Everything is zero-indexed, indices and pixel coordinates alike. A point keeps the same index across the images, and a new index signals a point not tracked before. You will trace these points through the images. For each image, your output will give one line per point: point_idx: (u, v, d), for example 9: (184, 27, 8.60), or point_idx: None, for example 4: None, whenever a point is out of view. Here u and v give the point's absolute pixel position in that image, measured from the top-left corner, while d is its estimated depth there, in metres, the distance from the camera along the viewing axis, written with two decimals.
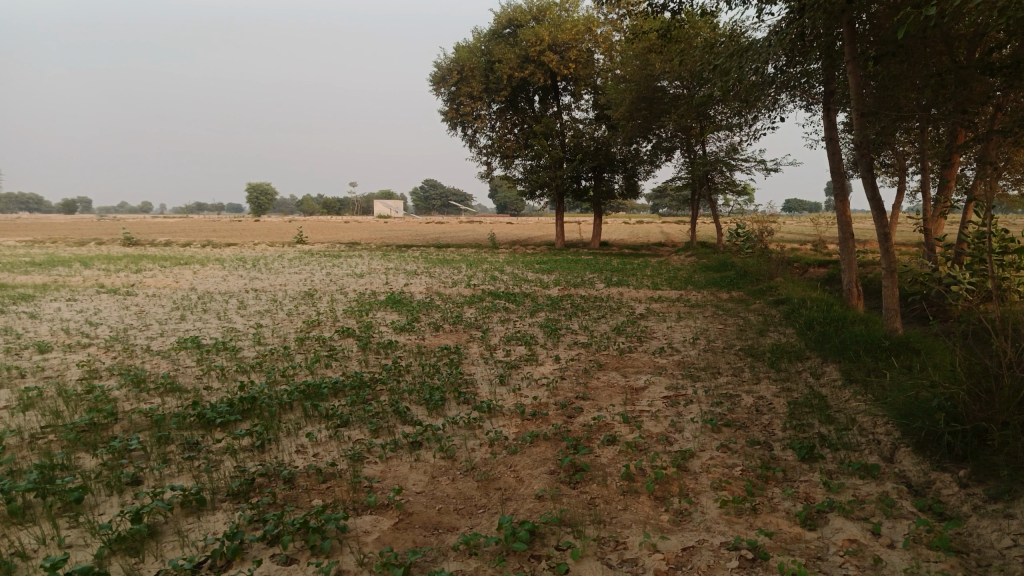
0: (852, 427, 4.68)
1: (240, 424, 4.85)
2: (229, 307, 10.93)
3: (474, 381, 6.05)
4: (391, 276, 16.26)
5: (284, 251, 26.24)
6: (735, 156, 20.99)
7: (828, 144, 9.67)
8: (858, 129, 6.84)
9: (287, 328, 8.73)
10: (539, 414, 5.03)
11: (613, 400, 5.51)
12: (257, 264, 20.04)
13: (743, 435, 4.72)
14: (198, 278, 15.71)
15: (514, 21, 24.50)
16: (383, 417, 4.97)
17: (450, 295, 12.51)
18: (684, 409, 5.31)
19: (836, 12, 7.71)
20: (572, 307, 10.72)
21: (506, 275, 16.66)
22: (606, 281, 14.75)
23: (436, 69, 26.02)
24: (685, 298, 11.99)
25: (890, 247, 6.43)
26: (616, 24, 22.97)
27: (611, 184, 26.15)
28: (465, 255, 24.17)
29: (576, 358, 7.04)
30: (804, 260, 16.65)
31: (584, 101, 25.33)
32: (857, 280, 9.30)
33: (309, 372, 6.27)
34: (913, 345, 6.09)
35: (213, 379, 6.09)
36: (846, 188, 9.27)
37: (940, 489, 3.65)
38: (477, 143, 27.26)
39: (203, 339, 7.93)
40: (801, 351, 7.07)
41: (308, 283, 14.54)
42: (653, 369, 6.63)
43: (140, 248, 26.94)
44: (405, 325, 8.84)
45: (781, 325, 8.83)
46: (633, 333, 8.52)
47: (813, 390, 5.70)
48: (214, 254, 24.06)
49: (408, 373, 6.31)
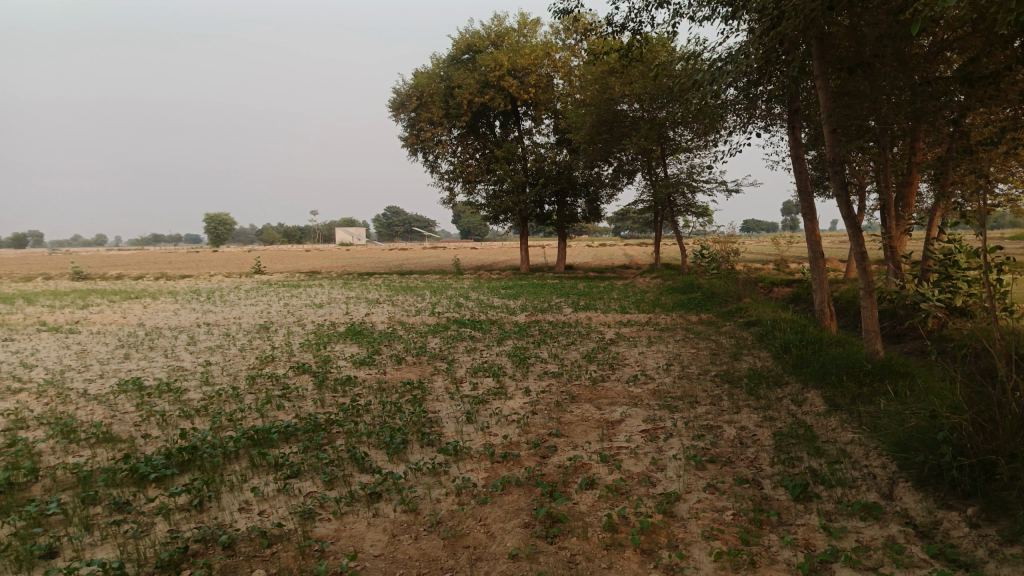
0: (845, 460, 4.37)
1: (177, 478, 4.35)
2: (178, 343, 10.31)
3: (439, 419, 5.63)
4: (352, 306, 15.74)
5: (241, 282, 25.44)
6: (696, 178, 21.04)
7: (795, 163, 9.54)
8: (830, 146, 6.64)
9: (238, 366, 8.18)
10: (510, 456, 4.64)
11: (589, 437, 5.14)
12: (211, 296, 19.29)
13: (731, 473, 4.38)
14: (148, 312, 14.98)
15: (473, 46, 24.38)
16: (339, 466, 4.52)
17: (413, 324, 12.07)
18: (665, 444, 4.96)
19: (801, 31, 7.58)
20: (541, 335, 10.37)
21: (471, 301, 16.28)
22: (573, 306, 14.44)
23: (395, 95, 25.65)
24: (654, 322, 11.73)
25: (868, 266, 6.23)
26: (574, 48, 23.02)
27: (574, 208, 26.03)
28: (429, 282, 23.71)
29: (547, 390, 6.66)
30: (770, 280, 16.60)
31: (545, 126, 25.22)
32: (829, 300, 9.13)
33: (260, 415, 5.77)
34: (896, 368, 5.85)
35: (152, 426, 5.54)
36: (815, 207, 9.11)
37: (948, 529, 3.34)
38: (439, 169, 26.94)
39: (145, 381, 7.35)
40: (779, 376, 6.80)
41: (265, 316, 13.96)
42: (628, 400, 6.29)
43: (89, 282, 25.90)
44: (366, 359, 8.38)
45: (754, 348, 8.59)
46: (605, 360, 8.18)
47: (797, 418, 5.41)
48: (166, 287, 23.14)
49: (367, 413, 5.86)
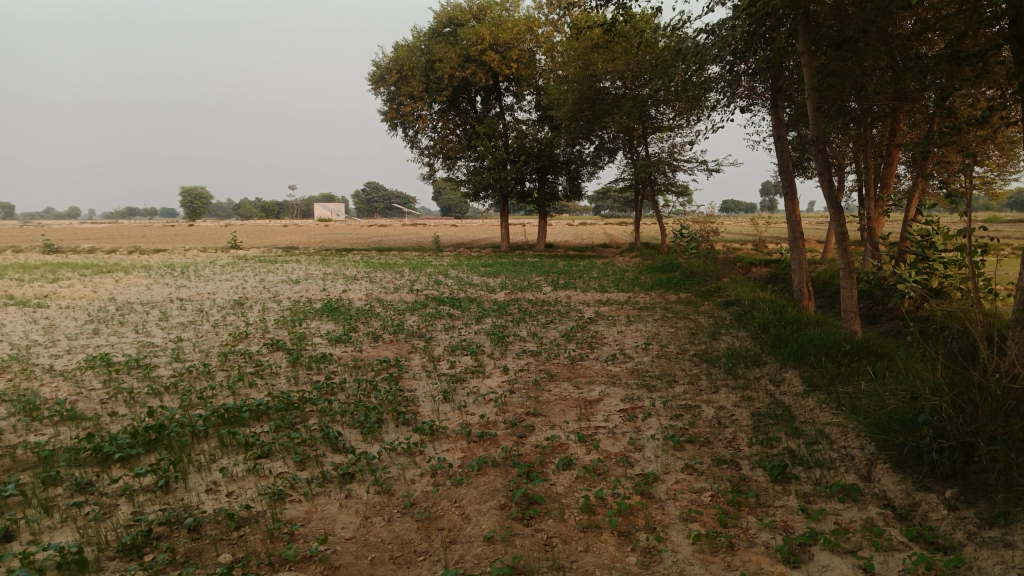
0: (823, 441, 4.35)
1: (143, 458, 4.22)
2: (150, 318, 10.10)
3: (415, 397, 5.53)
4: (329, 282, 15.52)
5: (217, 257, 25.04)
6: (677, 157, 20.97)
7: (777, 142, 9.48)
8: (814, 125, 6.56)
9: (210, 342, 8.01)
10: (487, 436, 4.56)
11: (566, 416, 5.07)
12: (185, 271, 18.94)
13: (710, 453, 4.34)
14: (119, 287, 14.67)
15: (455, 19, 23.97)
16: (312, 446, 4.42)
17: (391, 301, 11.92)
18: (643, 424, 4.91)
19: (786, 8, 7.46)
20: (519, 313, 10.28)
21: (450, 279, 16.14)
22: (553, 284, 14.37)
23: (375, 68, 25.18)
24: (633, 301, 11.69)
25: (849, 246, 6.20)
26: (557, 24, 22.73)
27: (555, 185, 25.88)
28: (408, 259, 23.49)
29: (525, 369, 6.58)
30: (749, 259, 16.63)
31: (526, 102, 24.95)
32: (808, 280, 9.12)
33: (231, 393, 5.63)
34: (874, 349, 5.84)
35: (118, 404, 5.39)
36: (796, 187, 9.07)
37: (927, 512, 3.31)
38: (419, 144, 26.60)
39: (113, 357, 7.17)
40: (758, 356, 6.78)
41: (239, 291, 13.73)
42: (607, 379, 6.23)
43: (59, 255, 25.36)
44: (341, 336, 8.24)
45: (733, 327, 8.57)
46: (584, 339, 8.12)
47: (775, 398, 5.38)
48: (139, 261, 22.73)
49: (341, 391, 5.75)
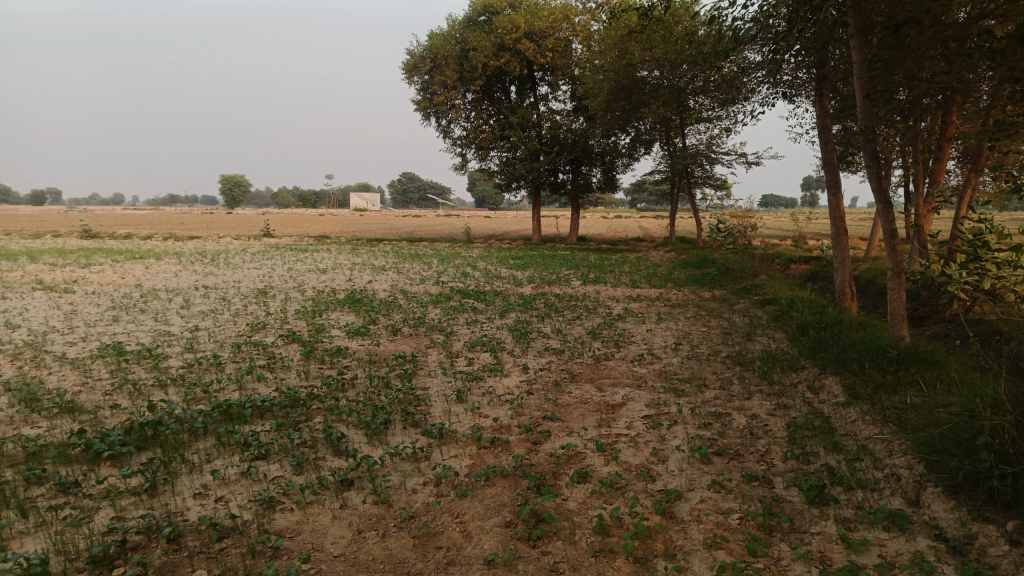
0: (866, 457, 3.96)
1: (135, 457, 4.01)
2: (171, 306, 10.01)
3: (427, 396, 5.25)
4: (357, 272, 15.35)
5: (250, 245, 25.12)
6: (715, 149, 20.37)
7: (820, 133, 8.99)
8: (862, 112, 6.08)
9: (227, 332, 7.85)
10: (498, 441, 4.26)
11: (586, 422, 4.75)
12: (216, 259, 18.97)
13: (740, 468, 3.98)
14: (147, 273, 14.71)
15: (490, 7, 23.62)
16: (312, 448, 4.16)
17: (416, 293, 11.67)
18: (668, 433, 4.56)
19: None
20: (545, 308, 9.95)
21: (479, 270, 15.87)
22: (583, 278, 13.99)
23: (409, 57, 24.95)
24: (664, 297, 11.28)
25: (897, 244, 5.74)
26: (594, 12, 22.26)
27: (589, 177, 25.42)
28: (438, 250, 23.26)
29: (546, 368, 6.26)
30: (787, 256, 16.04)
31: (561, 92, 24.52)
32: (851, 279, 8.62)
33: (238, 388, 5.42)
34: (923, 358, 5.38)
35: (121, 397, 5.22)
36: (840, 181, 8.57)
37: (986, 546, 2.92)
38: (452, 134, 26.34)
39: (127, 346, 7.03)
40: (795, 360, 6.36)
41: (265, 280, 13.63)
42: (632, 381, 5.89)
43: (97, 241, 25.73)
44: (360, 329, 8.00)
45: (769, 327, 8.14)
46: (610, 337, 7.77)
47: (813, 408, 4.98)
48: (173, 248, 22.92)
49: (351, 388, 5.49)
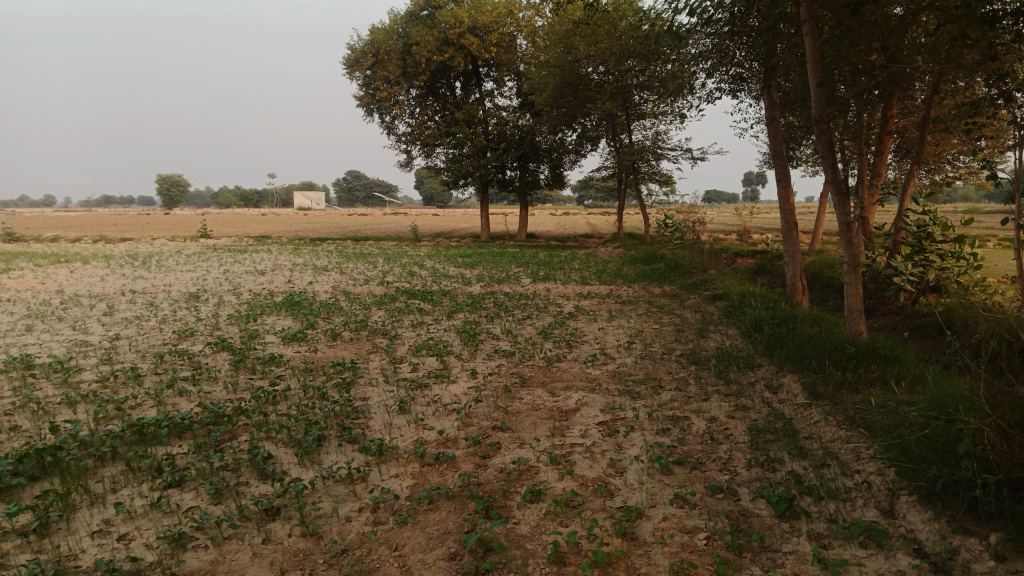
0: (833, 463, 3.75)
1: (26, 490, 3.51)
2: (93, 313, 9.31)
3: (366, 408, 4.86)
4: (297, 273, 14.72)
5: (187, 246, 24.08)
6: (661, 145, 20.39)
7: (769, 126, 8.89)
8: (816, 103, 5.88)
9: (151, 341, 7.27)
10: (443, 457, 3.91)
11: (538, 431, 4.43)
12: (148, 261, 18.01)
13: (703, 478, 3.71)
14: (71, 278, 13.81)
15: (432, 1, 23.16)
16: (234, 472, 3.73)
17: (359, 294, 11.18)
18: (625, 441, 4.27)
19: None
20: (495, 308, 9.60)
21: (426, 269, 15.43)
22: (532, 276, 13.70)
23: (350, 51, 24.26)
24: (615, 294, 11.06)
25: (853, 237, 5.59)
26: (539, 7, 22.03)
27: (537, 174, 25.16)
28: (384, 249, 22.66)
29: (495, 373, 5.91)
30: (735, 250, 16.06)
31: (507, 88, 24.21)
32: (802, 273, 8.53)
33: (156, 404, 4.92)
34: (883, 354, 5.22)
35: (22, 418, 4.67)
36: (790, 174, 8.47)
37: (970, 562, 2.69)
38: (396, 130, 25.74)
39: (37, 358, 6.42)
40: (751, 358, 6.17)
41: (199, 283, 12.93)
42: (585, 384, 5.60)
43: (19, 245, 24.28)
44: (297, 334, 7.53)
45: (722, 324, 7.97)
46: (561, 337, 7.47)
47: (773, 409, 4.77)
48: (102, 251, 21.77)
49: (284, 401, 5.05)
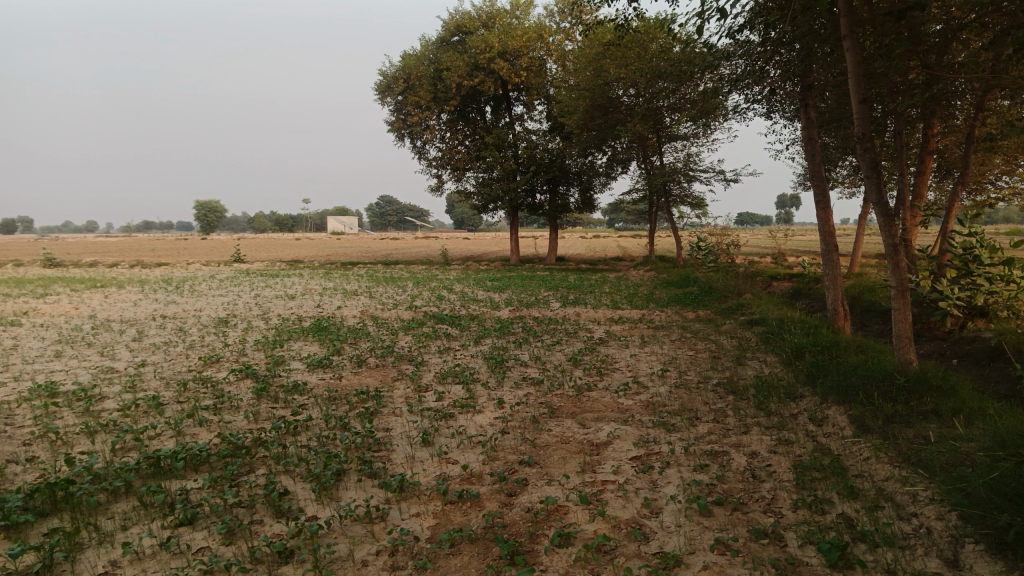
0: (887, 506, 3.47)
1: (34, 528, 3.38)
2: (122, 339, 9.31)
3: (388, 440, 4.67)
4: (327, 298, 14.69)
5: (220, 271, 24.32)
6: (693, 167, 20.15)
7: (807, 147, 8.61)
8: (860, 121, 5.60)
9: (176, 368, 7.20)
10: (467, 495, 3.71)
11: (567, 467, 4.21)
12: (181, 286, 18.16)
13: (745, 521, 3.45)
14: (104, 303, 13.95)
15: (463, 27, 23.32)
16: (248, 510, 3.57)
17: (387, 319, 11.07)
18: (660, 478, 4.03)
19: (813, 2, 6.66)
20: (523, 333, 9.40)
21: (455, 293, 15.33)
22: (562, 300, 13.48)
23: (382, 78, 24.48)
24: (647, 319, 10.79)
25: (900, 260, 5.31)
26: (569, 32, 22.06)
27: (567, 197, 25.02)
28: (414, 274, 22.63)
29: (523, 403, 5.69)
30: (770, 273, 15.67)
31: (537, 112, 24.20)
32: (842, 298, 8.19)
33: (175, 435, 4.80)
34: (937, 386, 4.90)
35: (40, 448, 4.58)
36: (829, 196, 8.17)
37: None
38: (427, 155, 25.85)
39: (62, 385, 6.37)
40: (792, 387, 5.87)
41: (228, 308, 12.97)
42: (617, 415, 5.35)
43: (60, 270, 24.79)
44: (322, 360, 7.41)
45: (759, 350, 7.66)
46: (592, 364, 7.24)
47: (818, 443, 4.48)
48: (137, 276, 22.05)
49: (305, 431, 4.90)
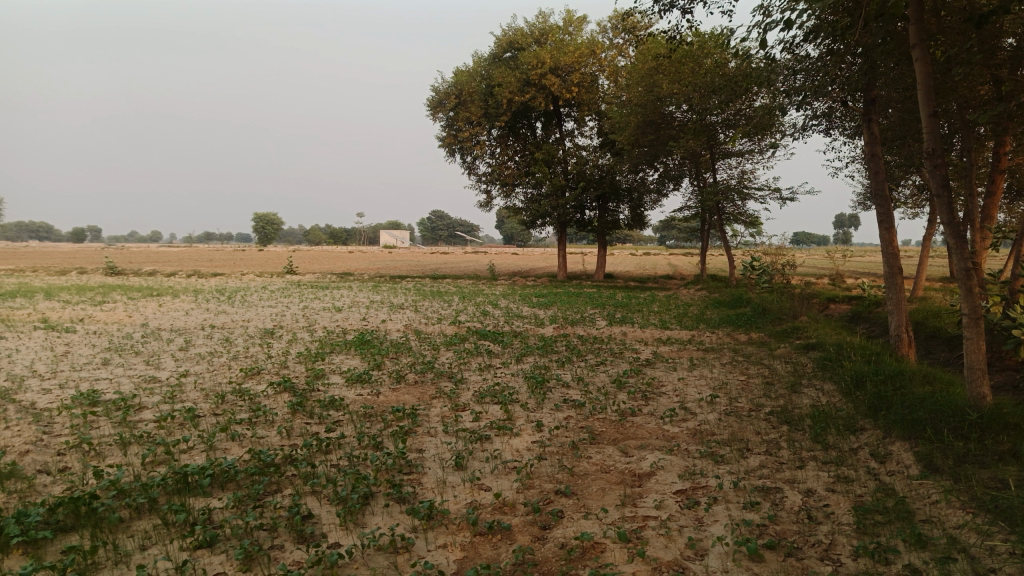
0: (960, 558, 3.12)
1: (52, 545, 3.30)
2: (169, 348, 9.39)
3: (420, 462, 4.50)
4: (372, 311, 14.68)
5: (272, 282, 24.68)
6: (747, 184, 19.63)
7: (872, 162, 8.18)
8: (930, 136, 5.21)
9: (216, 379, 7.19)
10: (497, 527, 3.49)
11: (606, 499, 3.95)
12: (232, 296, 18.47)
13: (799, 569, 3.14)
14: (157, 312, 14.22)
15: (515, 43, 23.33)
16: (269, 534, 3.43)
17: (430, 334, 10.95)
18: (707, 515, 3.74)
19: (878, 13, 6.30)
20: (567, 352, 9.14)
21: (500, 309, 15.17)
22: (609, 318, 13.19)
23: (434, 94, 24.66)
24: (697, 340, 10.41)
25: (973, 285, 4.91)
26: (621, 48, 21.86)
27: (617, 214, 24.70)
28: (461, 288, 22.57)
29: (563, 427, 5.45)
30: (828, 295, 15.07)
31: (588, 128, 24.01)
32: (906, 323, 7.72)
33: (206, 449, 4.72)
34: (1015, 424, 4.47)
35: (72, 459, 4.55)
36: (893, 216, 7.74)
37: None
38: (476, 170, 25.88)
39: (103, 394, 6.40)
40: (851, 419, 5.48)
41: (276, 320, 13.06)
42: (662, 443, 5.07)
43: (121, 278, 25.57)
44: (361, 375, 7.30)
45: (815, 378, 7.26)
46: (637, 387, 6.94)
47: (881, 483, 4.13)
48: (193, 285, 22.54)
49: (336, 450, 4.76)
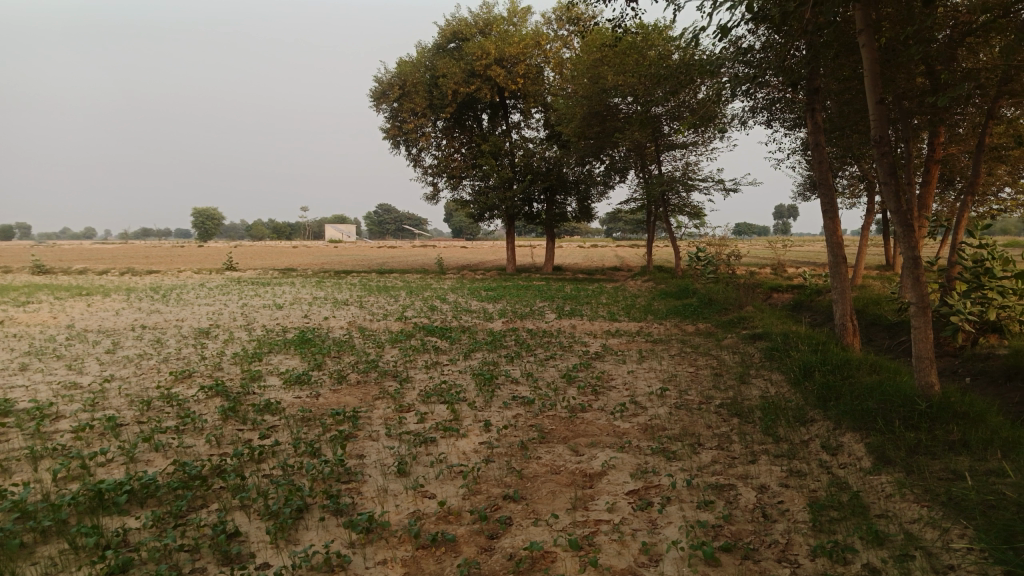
0: (919, 555, 3.04)
1: None
2: (94, 351, 8.85)
3: (360, 470, 4.24)
4: (315, 308, 14.23)
5: (211, 279, 23.82)
6: (692, 176, 19.78)
7: (815, 153, 8.21)
8: (877, 123, 5.18)
9: (144, 383, 6.76)
10: (442, 539, 3.27)
11: (557, 503, 3.78)
12: (168, 295, 17.72)
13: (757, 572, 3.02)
14: (84, 312, 13.50)
15: (459, 34, 22.99)
16: (191, 556, 3.14)
17: (375, 330, 10.64)
18: (661, 517, 3.60)
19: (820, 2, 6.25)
20: (516, 347, 8.96)
21: (448, 304, 14.91)
22: (558, 311, 13.07)
23: (377, 85, 24.12)
24: (645, 332, 10.35)
25: (921, 274, 4.89)
26: (566, 39, 21.77)
27: (564, 206, 24.65)
28: (408, 283, 22.21)
29: (512, 426, 5.25)
30: (772, 285, 15.26)
31: (535, 119, 23.84)
32: (850, 312, 7.75)
33: (126, 462, 4.37)
34: (962, 413, 4.46)
35: None
36: (837, 205, 7.77)
37: None
38: (422, 162, 25.47)
39: (17, 403, 5.94)
40: (801, 410, 5.43)
41: (213, 318, 12.52)
42: (613, 440, 4.92)
43: (48, 276, 24.31)
44: (301, 375, 6.97)
45: (764, 368, 7.24)
46: (587, 382, 6.80)
47: (834, 476, 4.06)
48: (126, 284, 21.57)
49: (270, 458, 4.47)
